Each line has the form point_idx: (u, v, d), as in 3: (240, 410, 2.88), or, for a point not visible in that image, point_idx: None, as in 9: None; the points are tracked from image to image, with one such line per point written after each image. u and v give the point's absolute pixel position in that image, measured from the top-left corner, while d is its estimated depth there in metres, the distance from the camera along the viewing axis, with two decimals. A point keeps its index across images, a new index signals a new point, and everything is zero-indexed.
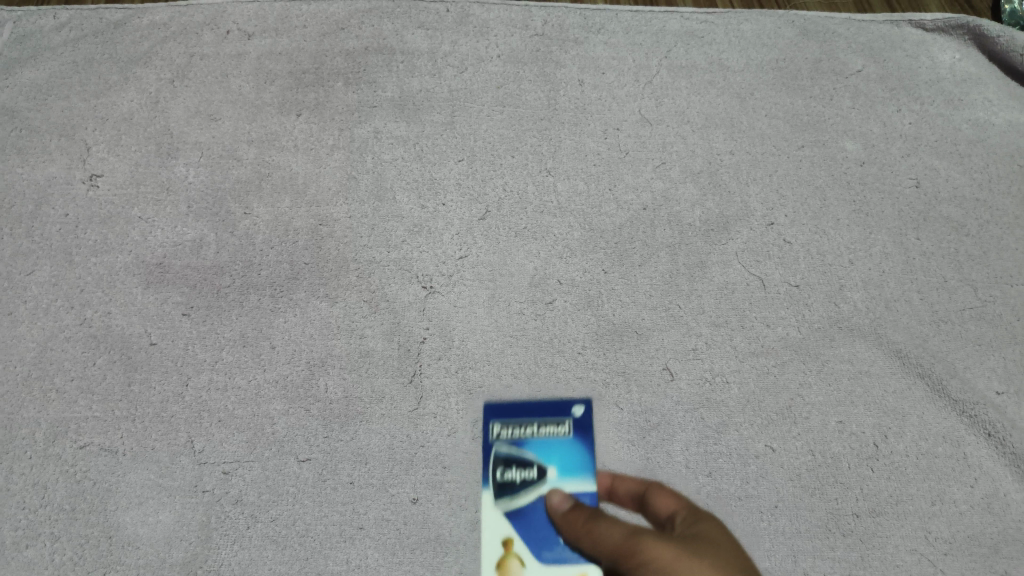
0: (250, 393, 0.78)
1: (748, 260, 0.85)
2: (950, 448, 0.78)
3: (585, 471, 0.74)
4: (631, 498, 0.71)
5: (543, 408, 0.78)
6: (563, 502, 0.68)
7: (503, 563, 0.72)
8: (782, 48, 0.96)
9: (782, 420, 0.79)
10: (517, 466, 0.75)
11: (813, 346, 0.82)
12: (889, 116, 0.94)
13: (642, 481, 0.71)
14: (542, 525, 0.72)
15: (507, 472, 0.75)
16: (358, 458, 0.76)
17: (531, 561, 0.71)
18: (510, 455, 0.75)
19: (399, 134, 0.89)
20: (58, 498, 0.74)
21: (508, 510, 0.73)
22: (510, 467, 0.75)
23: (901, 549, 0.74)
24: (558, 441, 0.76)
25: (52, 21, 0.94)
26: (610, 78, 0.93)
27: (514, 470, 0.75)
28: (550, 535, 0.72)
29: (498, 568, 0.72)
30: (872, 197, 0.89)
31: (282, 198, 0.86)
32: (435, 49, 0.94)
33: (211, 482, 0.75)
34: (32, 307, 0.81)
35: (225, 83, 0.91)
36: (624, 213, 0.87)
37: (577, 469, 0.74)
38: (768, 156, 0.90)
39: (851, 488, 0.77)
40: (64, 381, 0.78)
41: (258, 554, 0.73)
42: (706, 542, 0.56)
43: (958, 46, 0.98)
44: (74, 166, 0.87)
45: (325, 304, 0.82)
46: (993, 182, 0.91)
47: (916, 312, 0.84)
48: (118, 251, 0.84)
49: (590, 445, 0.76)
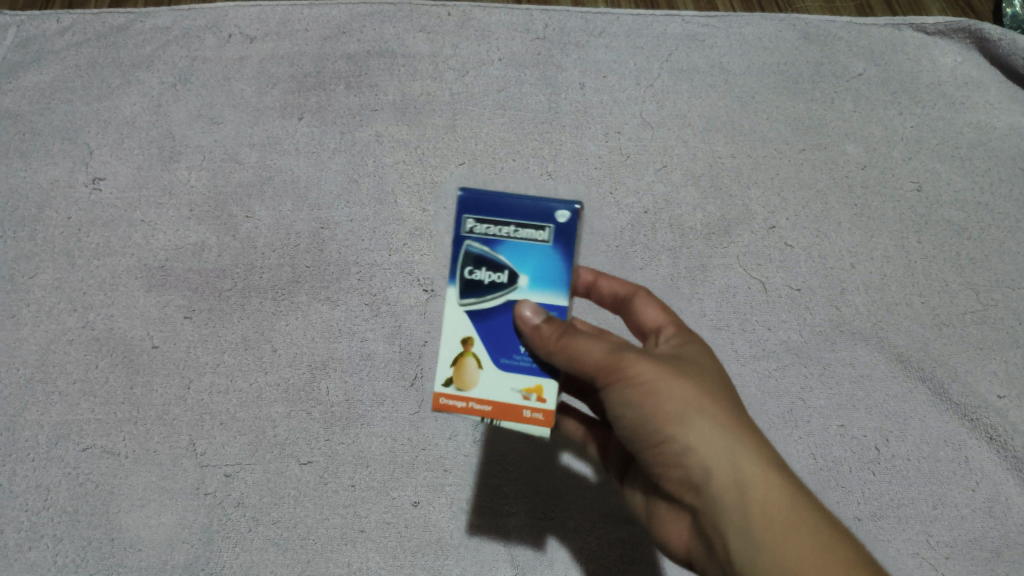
0: (252, 397, 0.78)
1: (749, 263, 0.85)
2: (951, 452, 0.78)
3: (561, 288, 0.56)
4: (612, 299, 0.68)
5: (523, 207, 0.56)
6: (537, 314, 0.55)
7: (459, 360, 0.56)
8: (783, 51, 0.96)
9: (783, 424, 0.79)
10: (487, 268, 0.56)
11: (815, 350, 0.82)
12: (891, 119, 0.94)
13: (628, 284, 0.67)
14: (508, 330, 0.56)
15: (474, 272, 0.57)
16: (359, 461, 0.76)
17: (490, 363, 0.56)
18: (482, 255, 0.57)
19: (401, 137, 0.90)
20: (60, 499, 0.75)
21: (472, 309, 0.57)
22: (479, 268, 0.57)
23: (902, 552, 0.74)
24: (537, 250, 0.56)
25: (55, 25, 0.95)
26: (612, 81, 0.94)
27: (483, 272, 0.57)
28: (515, 339, 0.56)
29: (453, 365, 0.57)
30: (873, 201, 0.89)
31: (284, 201, 0.86)
32: (436, 53, 0.94)
33: (213, 484, 0.75)
34: (35, 310, 0.82)
35: (227, 86, 0.92)
36: (625, 217, 0.87)
37: (554, 283, 0.56)
38: (769, 159, 0.90)
39: (852, 492, 0.77)
40: (66, 384, 0.79)
41: (260, 557, 0.73)
42: (689, 362, 0.57)
43: (959, 49, 0.98)
44: (77, 169, 0.88)
45: (326, 307, 0.82)
46: (994, 185, 0.91)
47: (918, 315, 0.84)
48: (120, 254, 0.84)
49: (573, 256, 0.56)
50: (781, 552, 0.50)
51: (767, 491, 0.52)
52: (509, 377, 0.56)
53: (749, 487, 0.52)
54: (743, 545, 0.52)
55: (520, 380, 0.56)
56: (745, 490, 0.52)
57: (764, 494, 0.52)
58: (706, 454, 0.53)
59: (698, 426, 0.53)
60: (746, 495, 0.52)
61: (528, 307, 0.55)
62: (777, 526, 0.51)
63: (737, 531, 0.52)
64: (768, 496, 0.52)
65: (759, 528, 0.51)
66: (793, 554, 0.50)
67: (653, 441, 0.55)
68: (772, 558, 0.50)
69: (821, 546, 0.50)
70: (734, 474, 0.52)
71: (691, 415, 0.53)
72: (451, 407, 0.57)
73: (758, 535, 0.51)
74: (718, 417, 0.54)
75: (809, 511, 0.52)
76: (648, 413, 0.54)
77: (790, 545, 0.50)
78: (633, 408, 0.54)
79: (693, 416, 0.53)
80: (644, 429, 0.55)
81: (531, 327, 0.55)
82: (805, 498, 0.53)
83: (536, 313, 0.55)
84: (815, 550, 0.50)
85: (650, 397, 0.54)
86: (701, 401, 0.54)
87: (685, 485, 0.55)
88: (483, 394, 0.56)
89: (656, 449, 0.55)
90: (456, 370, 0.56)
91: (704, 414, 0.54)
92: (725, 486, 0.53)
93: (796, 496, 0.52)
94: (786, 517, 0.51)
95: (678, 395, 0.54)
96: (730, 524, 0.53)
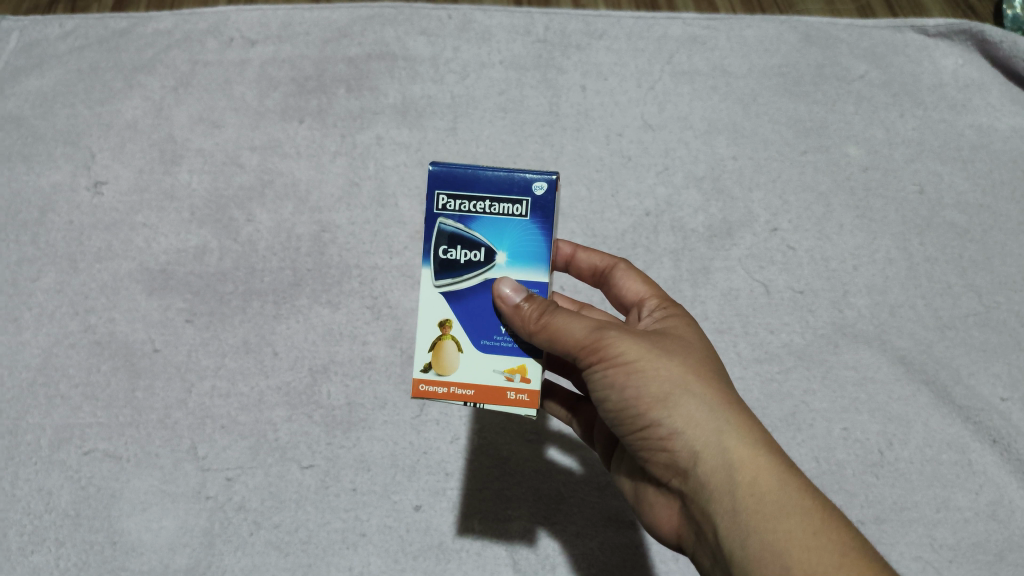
0: (253, 400, 0.78)
1: (751, 266, 0.85)
2: (954, 455, 0.78)
3: (539, 262, 0.58)
4: (591, 272, 0.70)
5: (497, 183, 0.57)
6: (517, 293, 0.56)
7: (439, 345, 0.58)
8: (785, 53, 0.96)
9: (785, 427, 0.78)
10: (462, 245, 0.58)
11: (817, 353, 0.81)
12: (893, 121, 0.93)
13: (606, 257, 0.69)
14: (485, 310, 0.58)
15: (449, 251, 0.58)
16: (360, 465, 0.76)
17: (469, 345, 0.58)
18: (456, 233, 0.58)
19: (401, 140, 0.90)
20: (62, 503, 0.75)
21: (449, 290, 0.58)
22: (454, 247, 0.58)
23: (906, 556, 0.74)
24: (512, 225, 0.57)
25: (57, 29, 0.95)
26: (612, 84, 0.93)
27: (459, 250, 0.58)
28: (493, 320, 0.58)
29: (433, 350, 0.58)
30: (875, 203, 0.89)
31: (285, 205, 0.86)
32: (437, 56, 0.94)
33: (214, 488, 0.75)
34: (37, 314, 0.82)
35: (228, 90, 0.92)
36: (626, 219, 0.87)
37: (530, 257, 0.58)
38: (771, 162, 0.90)
39: (855, 495, 0.76)
40: (68, 387, 0.79)
41: (261, 561, 0.73)
42: (673, 338, 0.57)
43: (961, 50, 0.98)
44: (78, 173, 0.88)
45: (327, 310, 0.82)
46: (996, 187, 0.90)
47: (920, 318, 0.83)
48: (121, 258, 0.84)
49: (550, 230, 0.57)
50: (773, 534, 0.49)
51: (758, 471, 0.51)
52: (489, 359, 0.58)
53: (738, 465, 0.51)
54: (733, 527, 0.51)
55: (500, 360, 0.58)
56: (733, 468, 0.52)
57: (753, 472, 0.51)
58: (692, 432, 0.53)
59: (682, 403, 0.53)
60: (734, 473, 0.51)
61: (508, 286, 0.56)
62: (768, 508, 0.50)
63: (727, 512, 0.51)
64: (759, 476, 0.51)
65: (749, 509, 0.50)
66: (785, 536, 0.49)
67: (638, 422, 0.55)
68: (764, 543, 0.49)
69: (814, 529, 0.49)
70: (722, 452, 0.52)
71: (676, 392, 0.53)
72: (432, 392, 0.58)
73: (748, 517, 0.50)
74: (703, 394, 0.54)
75: (803, 491, 0.51)
76: (632, 391, 0.54)
77: (782, 528, 0.49)
78: (617, 387, 0.54)
79: (678, 392, 0.53)
80: (629, 408, 0.54)
81: (511, 306, 0.56)
82: (798, 477, 0.52)
83: (516, 293, 0.56)
84: (808, 533, 0.49)
85: (635, 375, 0.54)
86: (686, 378, 0.54)
87: (672, 465, 0.55)
88: (464, 376, 0.58)
89: (642, 429, 0.55)
90: (436, 354, 0.58)
91: (689, 390, 0.53)
92: (712, 463, 0.52)
93: (788, 475, 0.51)
94: (779, 497, 0.50)
95: (663, 373, 0.54)
96: (718, 504, 0.52)
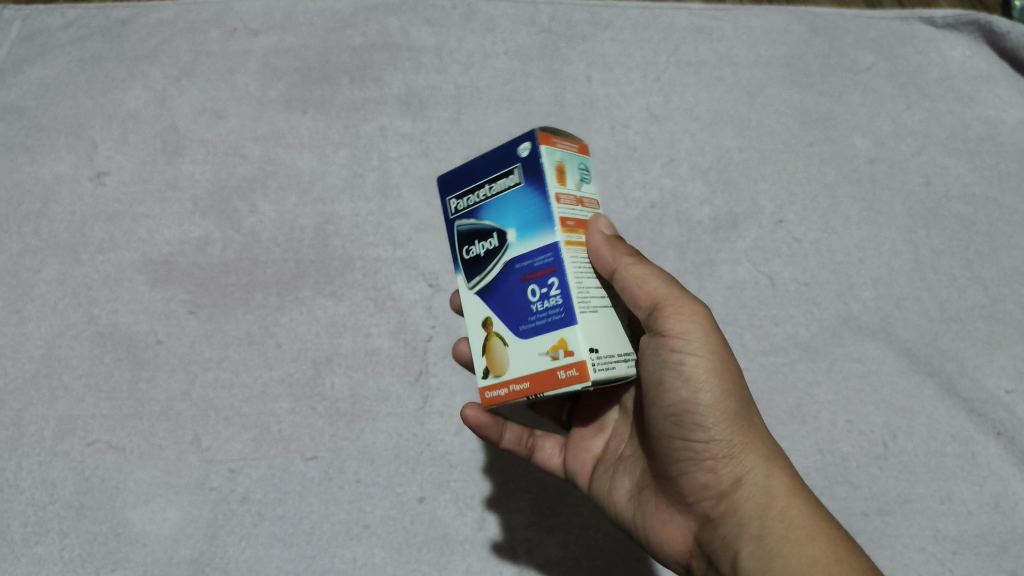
0: (256, 392, 0.78)
1: (756, 258, 0.84)
2: (958, 447, 0.77)
3: (546, 222, 0.53)
4: None
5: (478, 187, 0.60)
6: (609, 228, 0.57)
7: (488, 346, 0.57)
8: (791, 44, 0.95)
9: (790, 419, 0.78)
10: (479, 239, 0.58)
11: (822, 346, 0.81)
12: (899, 113, 0.93)
13: None
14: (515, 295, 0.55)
15: (472, 248, 0.58)
16: (364, 457, 0.76)
17: (512, 336, 0.55)
18: (472, 229, 0.58)
19: (405, 131, 0.89)
20: (66, 494, 0.74)
21: (482, 288, 0.58)
22: (473, 242, 0.58)
23: (909, 548, 0.74)
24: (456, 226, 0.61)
25: (60, 19, 0.95)
26: (618, 74, 0.93)
27: (478, 244, 0.58)
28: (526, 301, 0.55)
29: (484, 352, 0.57)
30: (881, 195, 0.88)
31: (287, 196, 0.86)
32: (441, 46, 0.93)
33: (218, 479, 0.75)
34: (40, 304, 0.82)
35: (230, 80, 0.91)
36: (632, 211, 0.86)
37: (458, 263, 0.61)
38: (777, 153, 0.89)
39: (859, 488, 0.76)
40: (71, 378, 0.79)
41: (265, 552, 0.73)
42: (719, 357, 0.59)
43: (968, 42, 0.97)
44: (81, 163, 0.87)
45: (330, 302, 0.82)
46: (1003, 179, 0.90)
47: (926, 311, 0.83)
48: (124, 249, 0.84)
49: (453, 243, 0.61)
50: (798, 560, 0.51)
51: (790, 500, 0.54)
52: (530, 343, 0.54)
53: (774, 489, 0.54)
54: (758, 550, 0.53)
55: (540, 341, 0.54)
56: (770, 491, 0.54)
57: (785, 500, 0.54)
58: (736, 455, 0.55)
59: (734, 422, 0.55)
60: (767, 498, 0.54)
61: (605, 221, 0.57)
62: (795, 534, 0.52)
63: (754, 535, 0.53)
64: (790, 503, 0.54)
65: (776, 536, 0.53)
66: (809, 561, 0.51)
67: (684, 434, 0.55)
68: (787, 567, 0.51)
69: (839, 560, 0.51)
70: (762, 477, 0.55)
71: (731, 411, 0.55)
72: (498, 396, 0.56)
73: (775, 544, 0.52)
74: (751, 418, 0.56)
75: (829, 523, 0.53)
76: (687, 404, 0.54)
77: (805, 556, 0.51)
78: (673, 393, 0.54)
79: (732, 412, 0.55)
80: (677, 417, 0.55)
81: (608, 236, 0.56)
82: (821, 509, 0.54)
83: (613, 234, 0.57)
84: (834, 564, 0.51)
85: (694, 387, 0.54)
86: (741, 397, 0.56)
87: (707, 483, 0.56)
88: (517, 371, 0.55)
89: (688, 443, 0.55)
90: (488, 358, 0.57)
91: (740, 413, 0.55)
92: (751, 484, 0.55)
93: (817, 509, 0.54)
94: (807, 527, 0.53)
95: (721, 389, 0.54)
96: (747, 526, 0.54)
